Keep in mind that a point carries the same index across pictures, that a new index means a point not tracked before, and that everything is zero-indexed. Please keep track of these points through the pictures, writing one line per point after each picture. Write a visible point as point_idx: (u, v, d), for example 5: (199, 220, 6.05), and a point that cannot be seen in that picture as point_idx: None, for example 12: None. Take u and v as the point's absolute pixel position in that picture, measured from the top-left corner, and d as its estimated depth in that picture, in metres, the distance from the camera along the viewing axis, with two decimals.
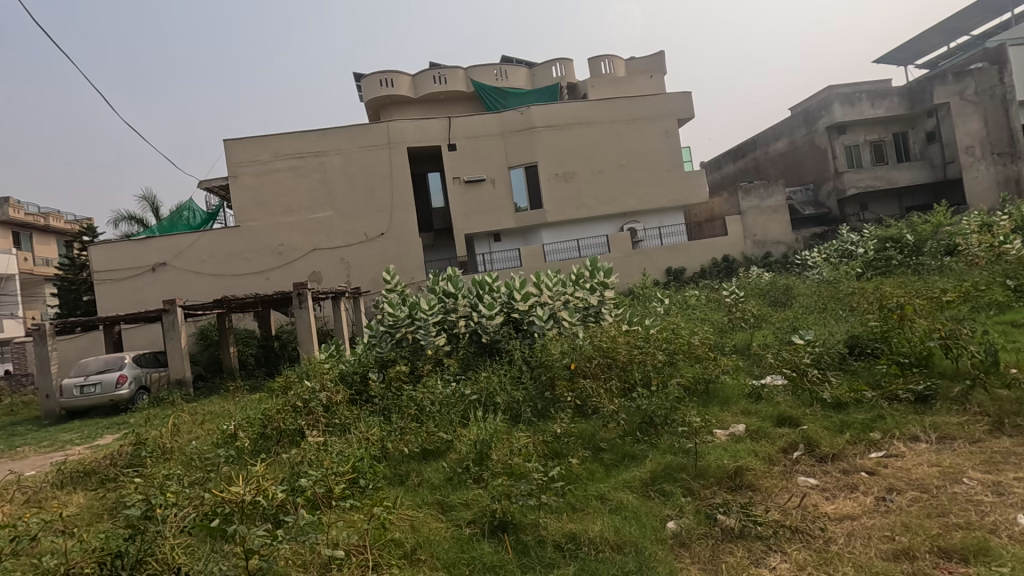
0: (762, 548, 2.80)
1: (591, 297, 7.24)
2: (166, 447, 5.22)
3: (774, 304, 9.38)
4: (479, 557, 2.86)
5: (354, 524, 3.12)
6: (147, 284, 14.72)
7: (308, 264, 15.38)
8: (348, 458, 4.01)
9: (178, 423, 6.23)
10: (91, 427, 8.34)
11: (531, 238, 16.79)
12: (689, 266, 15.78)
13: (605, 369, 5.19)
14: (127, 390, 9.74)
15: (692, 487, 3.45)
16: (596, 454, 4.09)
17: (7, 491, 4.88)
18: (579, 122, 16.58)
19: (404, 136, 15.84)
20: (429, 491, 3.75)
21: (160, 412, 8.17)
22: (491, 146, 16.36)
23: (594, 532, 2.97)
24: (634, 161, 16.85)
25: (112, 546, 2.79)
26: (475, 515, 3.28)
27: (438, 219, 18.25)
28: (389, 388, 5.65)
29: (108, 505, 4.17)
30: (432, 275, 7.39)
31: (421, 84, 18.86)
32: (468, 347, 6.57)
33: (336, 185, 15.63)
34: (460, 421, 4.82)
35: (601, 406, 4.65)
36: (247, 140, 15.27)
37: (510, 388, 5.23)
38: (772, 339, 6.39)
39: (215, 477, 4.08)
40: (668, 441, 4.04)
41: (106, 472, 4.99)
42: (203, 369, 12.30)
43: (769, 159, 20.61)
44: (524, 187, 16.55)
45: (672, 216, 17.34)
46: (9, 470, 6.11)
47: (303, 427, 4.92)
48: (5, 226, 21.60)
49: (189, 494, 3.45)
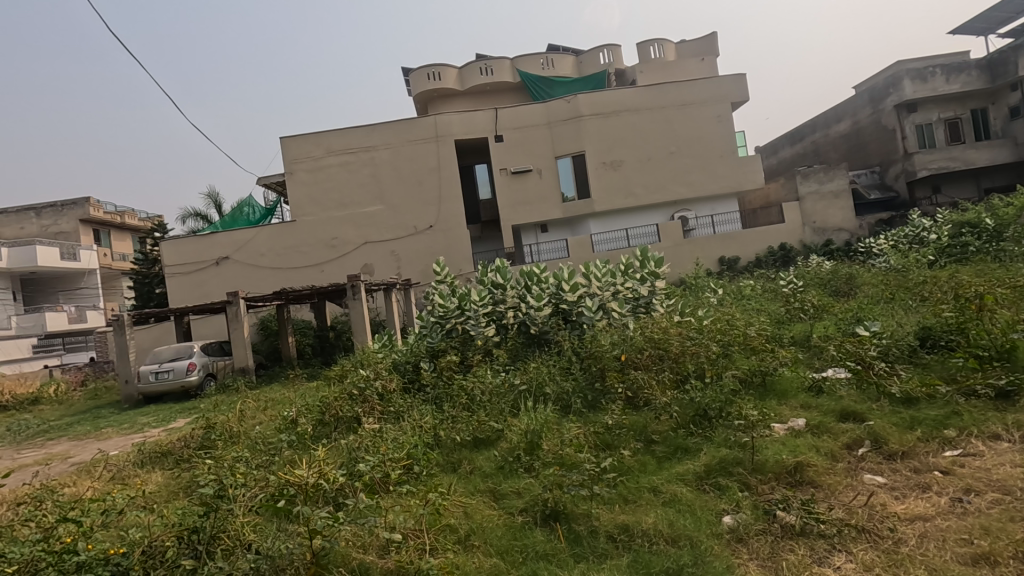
0: (826, 547, 2.70)
1: (641, 288, 7.14)
2: (233, 431, 5.54)
3: (836, 295, 8.97)
4: (531, 545, 2.89)
5: (410, 509, 3.21)
6: (212, 277, 15.53)
7: (360, 257, 15.82)
8: (403, 445, 4.15)
9: (243, 409, 6.59)
10: (165, 412, 8.93)
11: (579, 228, 16.64)
12: (744, 255, 15.26)
13: (656, 361, 5.09)
14: (196, 377, 10.34)
15: (749, 482, 3.36)
16: (648, 446, 4.03)
17: (95, 469, 5.31)
18: (627, 109, 16.25)
19: (452, 128, 15.99)
20: (481, 478, 3.81)
21: (226, 398, 8.66)
22: (538, 136, 16.29)
23: (647, 524, 2.94)
24: (685, 147, 16.38)
25: (189, 522, 3.01)
26: (527, 503, 3.31)
27: (485, 211, 18.38)
28: (440, 377, 5.77)
29: (184, 483, 4.46)
30: (481, 266, 7.47)
31: (468, 76, 18.98)
32: (517, 338, 6.61)
33: (386, 179, 15.98)
34: (511, 410, 4.87)
35: (653, 398, 4.57)
36: (302, 137, 15.79)
37: (559, 378, 5.24)
38: (833, 330, 6.12)
39: (278, 460, 4.29)
40: (723, 434, 3.95)
41: (181, 453, 5.34)
42: (264, 358, 12.91)
43: (830, 141, 19.55)
44: (571, 177, 16.38)
45: (725, 203, 16.78)
46: (97, 449, 6.64)
47: (359, 414, 5.11)
48: (87, 225, 23.30)
49: (256, 476, 3.64)
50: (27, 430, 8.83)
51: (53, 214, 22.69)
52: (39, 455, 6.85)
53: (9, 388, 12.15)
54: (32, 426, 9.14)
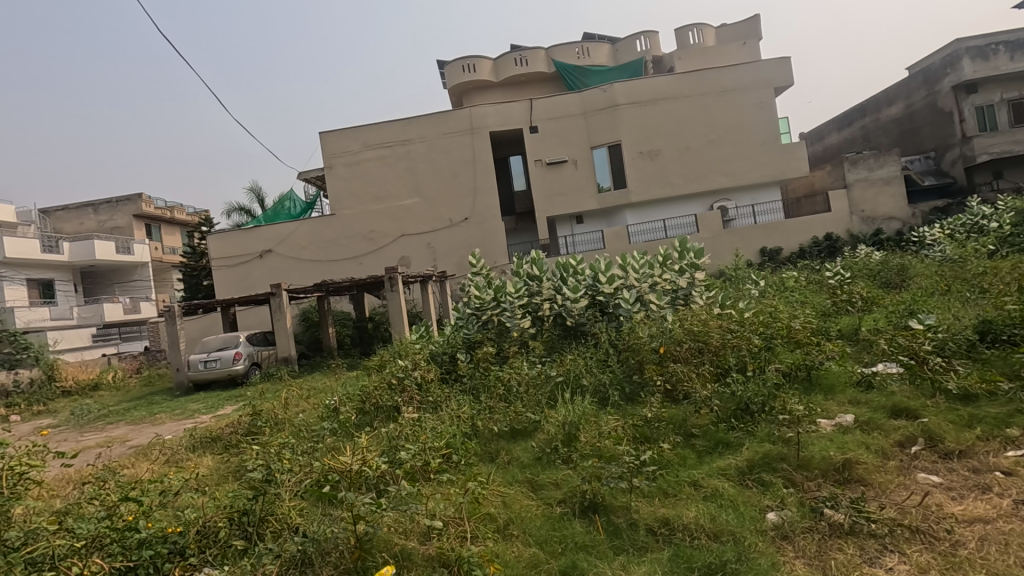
0: (877, 547, 2.61)
1: (679, 280, 7.00)
2: (278, 418, 5.74)
3: (886, 287, 8.60)
4: (570, 536, 2.89)
5: (450, 497, 3.25)
6: (256, 270, 16.05)
7: (397, 249, 16.07)
8: (442, 435, 4.21)
9: (287, 397, 6.81)
10: (214, 399, 9.31)
11: (614, 220, 16.44)
12: (787, 245, 14.78)
13: (696, 355, 4.99)
14: (242, 366, 10.75)
15: (794, 478, 3.27)
16: (688, 441, 3.98)
17: (152, 452, 5.59)
18: (664, 98, 15.90)
19: (486, 121, 15.99)
20: (519, 468, 3.84)
21: (270, 387, 8.96)
22: (573, 126, 16.14)
23: (688, 518, 2.89)
24: (725, 135, 15.93)
25: (240, 505, 3.16)
26: (565, 495, 3.32)
27: (519, 203, 18.36)
28: (477, 368, 5.82)
29: (233, 467, 4.65)
30: (516, 258, 7.49)
31: (502, 67, 18.92)
32: (553, 330, 6.59)
33: (421, 172, 16.13)
34: (548, 402, 4.88)
35: (693, 391, 4.49)
36: (340, 132, 16.08)
37: (596, 370, 5.21)
38: (884, 323, 5.86)
39: (322, 447, 4.43)
40: (766, 429, 3.86)
41: (229, 438, 5.57)
42: (306, 348, 13.29)
43: (880, 126, 18.68)
44: (607, 167, 16.18)
45: (767, 192, 16.26)
46: (153, 433, 6.98)
47: (399, 404, 5.22)
48: (139, 220, 24.41)
49: (301, 462, 3.75)
50: (89, 414, 9.37)
51: (109, 210, 23.85)
52: (100, 438, 7.27)
53: (72, 374, 12.91)
54: (92, 410, 9.69)
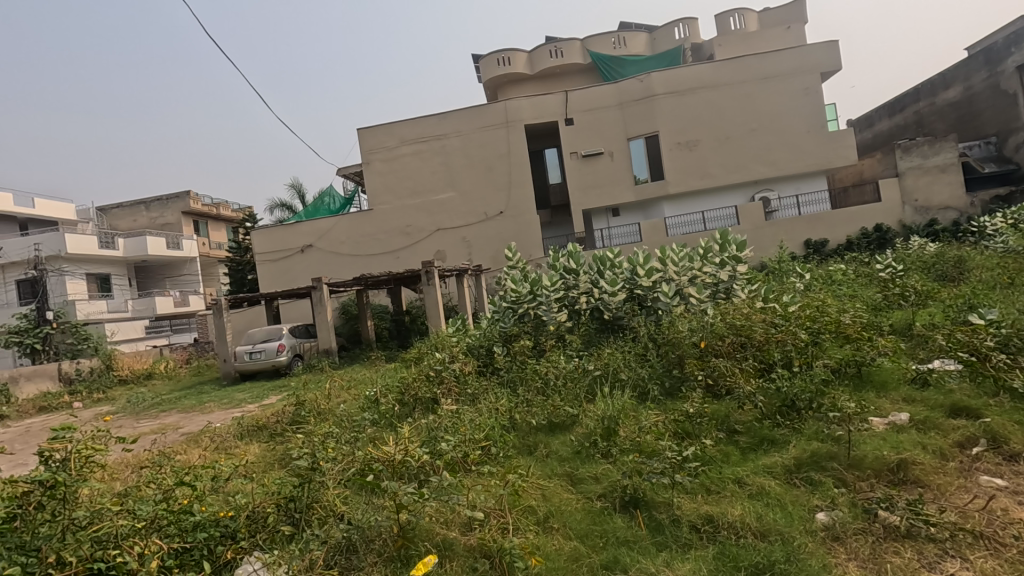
0: (937, 552, 2.50)
1: (720, 273, 6.81)
2: (321, 408, 5.90)
3: (941, 280, 8.19)
4: (612, 531, 2.86)
5: (490, 489, 3.26)
6: (297, 264, 16.48)
7: (433, 243, 16.23)
8: (481, 427, 4.24)
9: (329, 388, 7.00)
10: (259, 389, 9.64)
11: (652, 212, 16.17)
12: (833, 237, 14.25)
13: (739, 349, 4.84)
14: (286, 357, 11.10)
15: (845, 478, 3.16)
16: (731, 437, 3.89)
17: (203, 439, 5.83)
18: (703, 86, 15.51)
19: (521, 114, 15.92)
20: (558, 462, 3.83)
21: (312, 378, 9.23)
22: (609, 118, 15.91)
23: (733, 516, 2.83)
24: (767, 124, 15.42)
25: (287, 492, 3.26)
26: (606, 489, 3.29)
27: (555, 196, 18.26)
28: (514, 362, 5.84)
29: (279, 455, 4.82)
30: (553, 251, 7.49)
31: (538, 59, 18.80)
32: (590, 324, 6.54)
33: (457, 167, 16.22)
34: (586, 397, 4.86)
35: (735, 386, 4.37)
36: (377, 128, 16.31)
37: (635, 365, 5.15)
38: (940, 318, 5.59)
39: (364, 436, 4.53)
40: (813, 426, 3.74)
41: (275, 427, 5.77)
42: (346, 340, 13.60)
43: (935, 110, 17.73)
44: (644, 158, 15.89)
45: (812, 182, 15.68)
46: (203, 421, 7.28)
47: (437, 395, 5.30)
48: (188, 216, 25.41)
49: (344, 451, 3.84)
50: (143, 402, 9.85)
51: (160, 207, 24.90)
52: (155, 425, 7.63)
53: (127, 363, 13.59)
54: (146, 398, 10.19)
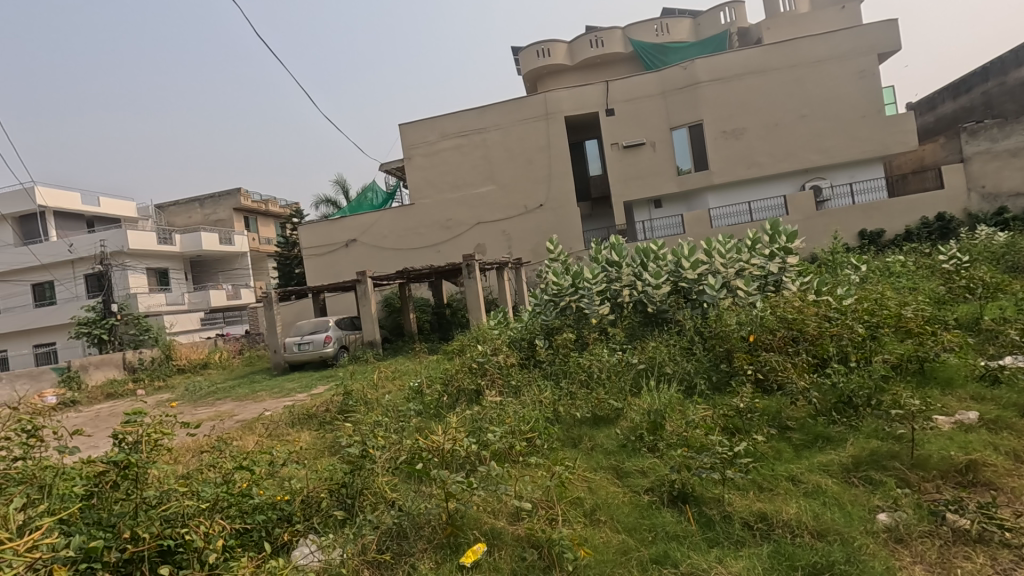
0: (1012, 558, 2.36)
1: (769, 265, 6.55)
2: (367, 398, 6.06)
3: (1012, 272, 7.70)
4: (661, 525, 2.83)
5: (537, 480, 3.27)
6: (342, 258, 16.90)
7: (473, 237, 16.34)
8: (526, 419, 4.25)
9: (375, 378, 7.18)
10: (308, 379, 9.98)
11: (695, 203, 15.77)
12: (890, 227, 13.58)
13: (790, 343, 4.64)
14: (332, 348, 11.44)
15: (909, 479, 3.01)
16: (783, 434, 3.77)
17: (258, 426, 6.09)
18: (751, 72, 15.00)
19: (561, 105, 15.80)
20: (604, 455, 3.81)
21: (358, 368, 9.48)
22: (651, 107, 15.59)
23: (789, 514, 2.75)
24: (818, 109, 14.79)
25: (339, 478, 3.37)
26: (653, 483, 3.25)
27: (595, 188, 18.07)
28: (557, 355, 5.82)
29: (328, 443, 4.98)
30: (595, 244, 7.44)
31: (578, 50, 18.60)
32: (633, 316, 6.44)
33: (497, 160, 16.24)
34: (632, 390, 4.81)
35: (788, 381, 4.23)
36: (418, 123, 16.50)
37: (681, 359, 5.05)
38: (1012, 313, 5.26)
39: (409, 426, 4.63)
40: (873, 424, 3.59)
41: (324, 416, 5.96)
42: (389, 333, 13.88)
43: (1005, 91, 16.60)
44: (688, 148, 15.51)
45: (868, 170, 14.96)
46: (256, 410, 7.59)
47: (480, 387, 5.36)
48: (238, 212, 26.43)
49: (393, 439, 3.91)
50: (201, 390, 10.35)
51: (213, 204, 25.99)
52: (212, 412, 8.01)
53: (185, 353, 14.26)
54: (203, 387, 10.69)
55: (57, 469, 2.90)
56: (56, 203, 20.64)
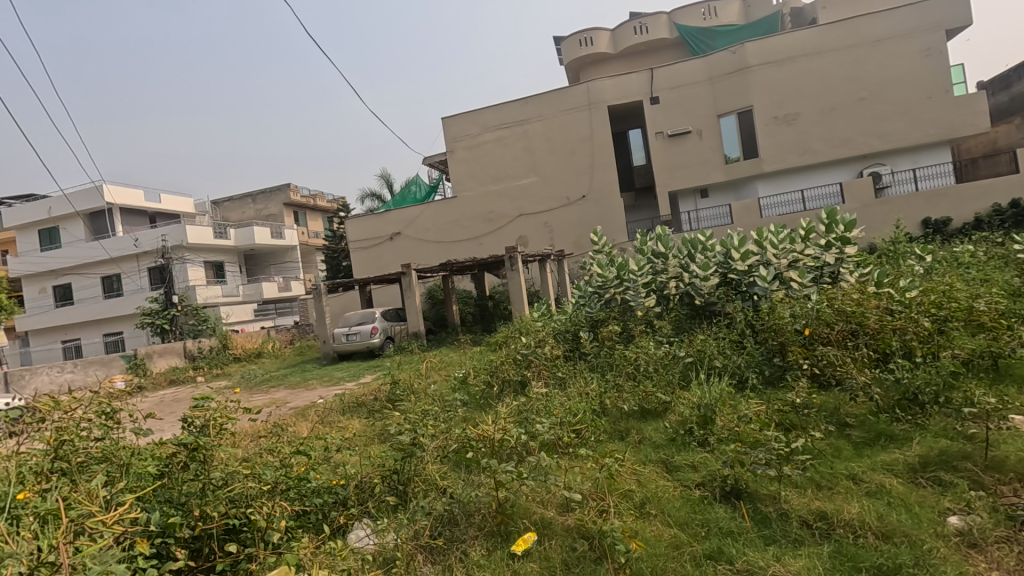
0: None
1: (825, 255, 6.25)
2: (414, 388, 6.21)
3: None
4: (714, 521, 2.77)
5: (587, 471, 3.27)
6: (387, 251, 17.25)
7: (515, 229, 16.37)
8: (572, 410, 4.25)
9: (421, 368, 7.32)
10: (356, 368, 10.28)
11: (744, 192, 15.27)
12: (957, 215, 12.79)
13: (849, 338, 4.43)
14: (378, 339, 11.73)
15: (982, 481, 2.85)
16: (842, 431, 3.64)
17: (311, 413, 6.33)
18: (805, 54, 14.35)
19: (605, 95, 15.55)
20: (653, 448, 3.76)
21: (404, 359, 9.70)
22: (698, 94, 15.16)
23: (851, 514, 2.64)
24: (879, 91, 14.03)
25: (391, 465, 3.47)
26: (704, 478, 3.19)
27: (639, 178, 17.75)
28: (602, 347, 5.79)
29: (378, 430, 5.12)
30: (640, 235, 7.32)
31: (622, 37, 18.26)
32: (680, 309, 6.30)
33: (539, 151, 16.17)
34: (679, 383, 4.72)
35: (847, 376, 4.06)
36: (460, 116, 16.60)
37: (731, 352, 4.91)
38: None
39: (457, 415, 4.71)
40: (941, 424, 3.42)
41: (373, 404, 6.14)
42: (433, 324, 14.10)
43: None
44: (736, 135, 15.02)
45: (933, 154, 14.10)
46: (308, 397, 7.88)
47: (526, 379, 5.40)
48: (289, 207, 27.35)
49: (442, 428, 3.96)
50: (256, 378, 10.82)
51: (265, 199, 26.99)
52: (268, 399, 8.38)
53: (240, 343, 14.93)
54: (258, 375, 11.18)
55: (133, 449, 3.08)
56: (123, 201, 21.89)
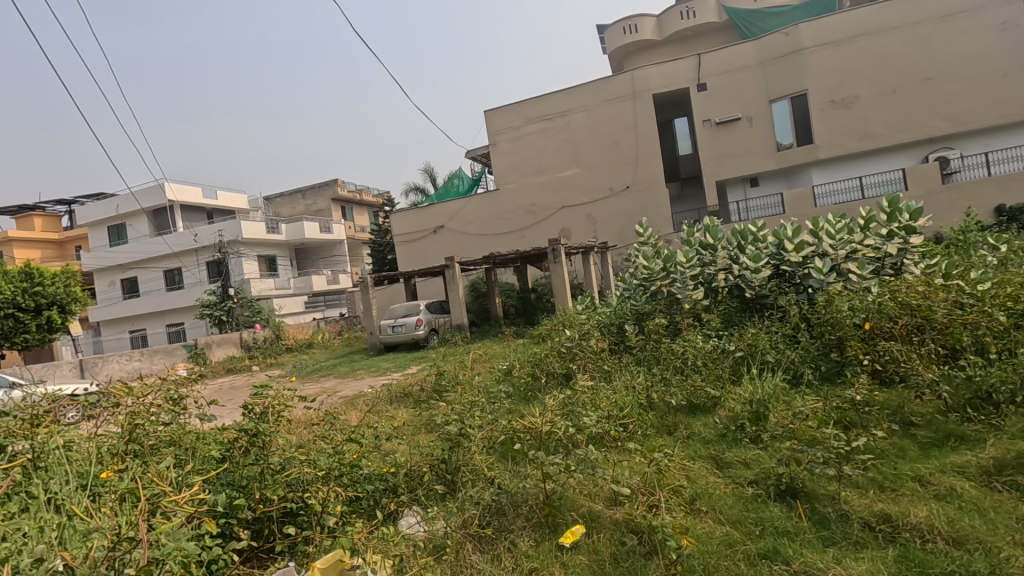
0: None
1: (887, 246, 5.93)
2: (459, 378, 6.31)
3: None
4: (769, 520, 2.69)
5: (635, 466, 3.23)
6: (431, 244, 17.50)
7: (558, 221, 16.29)
8: (619, 404, 4.21)
9: (464, 360, 7.41)
10: (402, 359, 10.52)
11: (797, 180, 14.66)
12: None
13: (915, 333, 4.19)
14: (423, 331, 11.94)
15: None
16: (906, 430, 3.46)
17: (360, 402, 6.54)
18: (864, 33, 13.60)
19: (650, 83, 15.20)
20: (702, 445, 3.68)
21: (448, 350, 9.85)
22: (749, 79, 14.61)
23: (918, 518, 2.51)
24: (946, 71, 13.16)
25: (438, 455, 3.53)
26: (757, 476, 3.10)
27: (685, 168, 17.32)
28: (648, 340, 5.70)
29: (425, 420, 5.23)
30: (687, 225, 7.15)
31: (667, 23, 17.80)
32: (729, 302, 6.11)
33: (582, 142, 16.00)
34: (730, 378, 4.61)
35: (913, 373, 3.85)
36: (502, 108, 16.61)
37: (784, 346, 4.73)
38: None
39: (501, 406, 4.76)
40: (1019, 425, 3.20)
41: (419, 394, 6.28)
42: (476, 316, 14.21)
43: None
44: (789, 121, 14.42)
45: (1008, 136, 13.14)
46: (357, 387, 8.12)
47: (570, 371, 5.40)
48: (336, 202, 28.12)
49: (488, 419, 3.99)
50: (307, 368, 11.22)
51: (314, 195, 27.85)
52: (319, 388, 8.68)
53: (292, 333, 15.50)
54: (309, 364, 11.60)
55: (197, 434, 3.23)
56: (182, 198, 23.00)
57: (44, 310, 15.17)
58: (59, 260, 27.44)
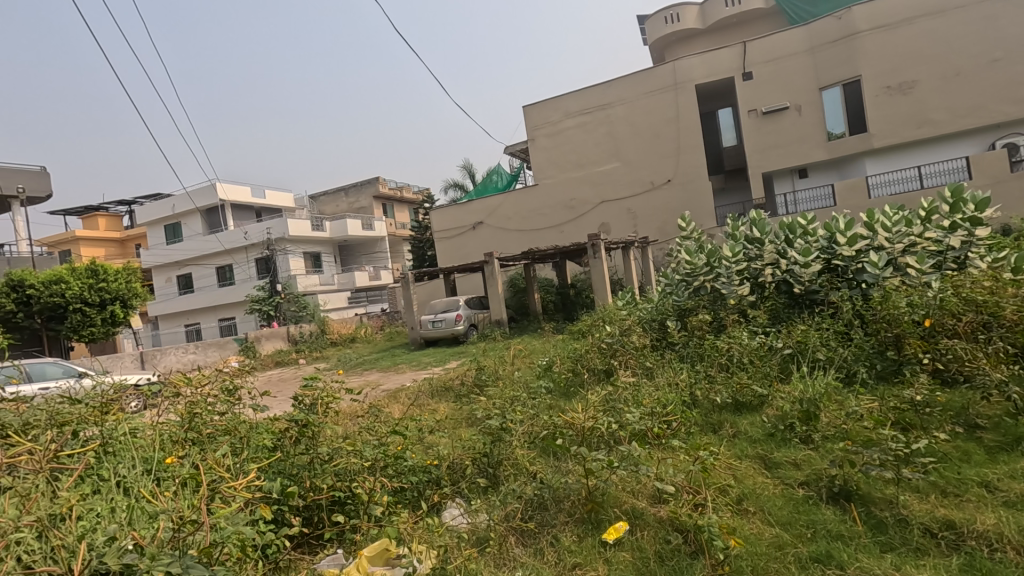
0: None
1: (949, 238, 5.60)
2: (499, 374, 6.36)
3: None
4: (821, 523, 2.61)
5: (680, 464, 3.17)
6: (470, 240, 17.63)
7: (597, 216, 16.14)
8: (661, 401, 4.14)
9: (504, 355, 7.45)
10: (442, 354, 10.67)
11: (849, 170, 14.04)
12: None
13: (981, 330, 3.96)
14: (463, 326, 12.08)
15: None
16: (971, 434, 3.28)
17: (402, 395, 6.68)
18: (925, 14, 12.86)
19: (692, 73, 14.83)
20: (749, 444, 3.59)
21: (487, 346, 9.93)
22: (797, 66, 14.05)
23: (985, 525, 2.38)
24: (1015, 51, 12.35)
25: (480, 449, 3.57)
26: (808, 477, 3.00)
27: (729, 160, 16.85)
28: (691, 336, 5.58)
29: (466, 414, 5.29)
30: (732, 219, 6.95)
31: (711, 11, 17.28)
32: (777, 297, 5.92)
33: (622, 135, 15.77)
34: (778, 376, 4.47)
35: (978, 373, 3.64)
36: (541, 103, 16.55)
37: (836, 344, 4.55)
38: None
39: (541, 402, 4.76)
40: None
41: (460, 388, 6.35)
42: (515, 312, 14.23)
43: None
44: (841, 109, 13.81)
45: None
46: (399, 381, 8.30)
47: (612, 367, 5.36)
48: (378, 200, 28.70)
49: (529, 414, 4.00)
50: (351, 362, 11.53)
51: (357, 193, 28.50)
52: (363, 381, 8.92)
53: (336, 328, 15.93)
54: (352, 358, 11.90)
55: (251, 423, 3.38)
56: (233, 198, 23.93)
57: (108, 305, 16.08)
58: (121, 257, 29.02)
